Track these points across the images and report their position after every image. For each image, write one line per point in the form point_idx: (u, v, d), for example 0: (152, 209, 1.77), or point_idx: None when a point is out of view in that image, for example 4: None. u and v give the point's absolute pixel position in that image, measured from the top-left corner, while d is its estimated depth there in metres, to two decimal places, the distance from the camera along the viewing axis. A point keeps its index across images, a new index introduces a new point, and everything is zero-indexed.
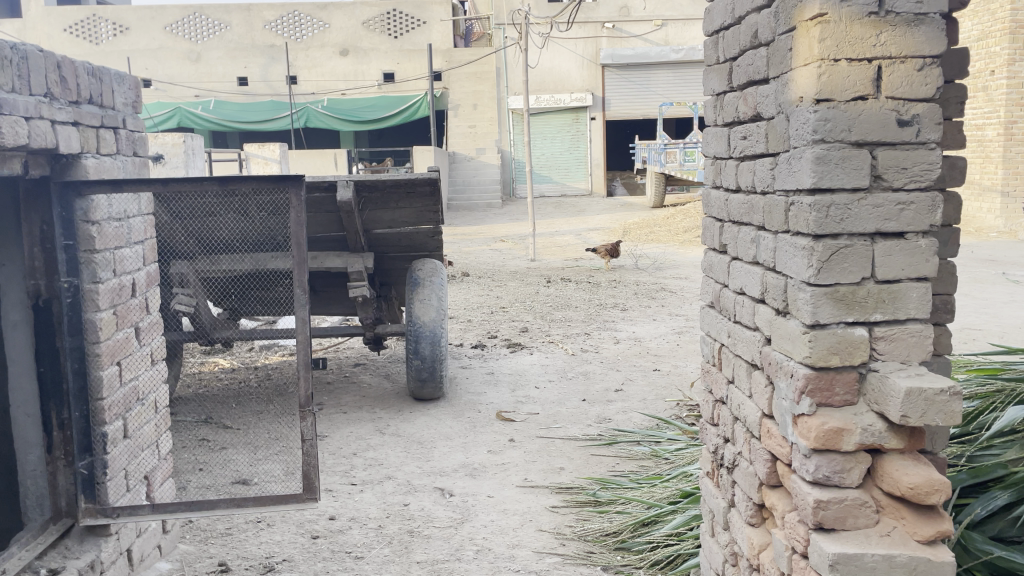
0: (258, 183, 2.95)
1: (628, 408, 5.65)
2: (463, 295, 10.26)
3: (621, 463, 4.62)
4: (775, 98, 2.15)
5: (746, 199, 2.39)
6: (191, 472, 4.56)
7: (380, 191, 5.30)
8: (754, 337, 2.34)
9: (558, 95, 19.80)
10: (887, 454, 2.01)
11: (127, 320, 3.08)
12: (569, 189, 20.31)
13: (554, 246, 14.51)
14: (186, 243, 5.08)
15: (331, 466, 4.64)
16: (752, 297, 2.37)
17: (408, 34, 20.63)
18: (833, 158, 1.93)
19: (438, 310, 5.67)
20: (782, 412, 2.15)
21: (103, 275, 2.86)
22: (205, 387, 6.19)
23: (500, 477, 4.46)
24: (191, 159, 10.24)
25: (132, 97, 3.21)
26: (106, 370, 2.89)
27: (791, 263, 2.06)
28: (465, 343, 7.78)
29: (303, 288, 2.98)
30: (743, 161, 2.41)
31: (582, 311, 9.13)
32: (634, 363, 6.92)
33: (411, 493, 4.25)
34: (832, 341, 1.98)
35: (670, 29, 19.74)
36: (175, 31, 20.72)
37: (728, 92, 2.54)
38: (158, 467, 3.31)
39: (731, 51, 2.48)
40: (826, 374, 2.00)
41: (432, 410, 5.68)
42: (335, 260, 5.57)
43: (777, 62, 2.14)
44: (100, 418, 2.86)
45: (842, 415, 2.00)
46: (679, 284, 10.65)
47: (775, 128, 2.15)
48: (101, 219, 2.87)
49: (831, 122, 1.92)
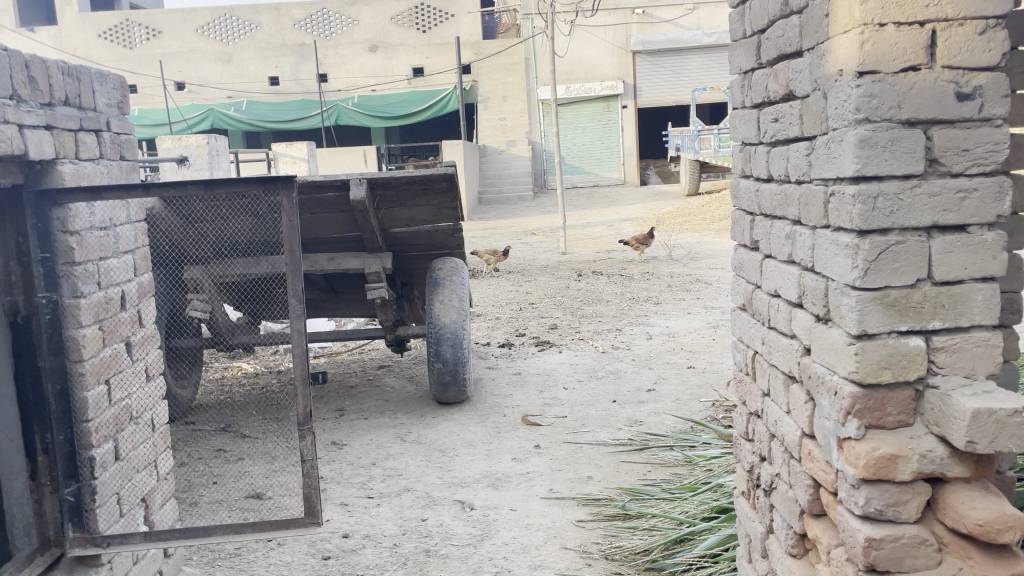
0: (247, 184, 2.74)
1: (661, 410, 5.36)
2: (492, 291, 10.03)
3: (654, 470, 4.34)
4: (810, 73, 1.87)
5: (780, 189, 2.10)
6: (204, 486, 4.38)
7: (395, 189, 5.05)
8: (791, 346, 2.06)
9: (588, 84, 19.46)
10: (950, 484, 1.73)
11: (117, 335, 2.89)
12: (601, 179, 19.94)
13: (585, 238, 14.20)
14: (199, 248, 4.91)
15: (349, 478, 4.44)
16: (788, 300, 2.09)
17: (436, 28, 20.43)
18: (880, 141, 1.64)
19: (459, 311, 5.45)
20: (825, 433, 1.87)
21: (85, 289, 2.68)
22: (227, 394, 6.03)
23: (524, 488, 4.22)
24: (216, 160, 9.93)
25: (117, 98, 3.01)
26: (92, 390, 2.71)
27: (832, 263, 1.79)
28: (492, 342, 7.55)
29: (297, 298, 2.77)
30: (775, 147, 2.13)
31: (614, 306, 8.84)
32: (668, 360, 6.62)
33: (430, 506, 4.03)
34: (882, 354, 1.71)
35: (702, 12, 19.18)
36: (207, 33, 20.80)
37: (757, 69, 2.25)
38: (157, 488, 3.13)
39: (759, 23, 2.19)
40: (876, 394, 1.72)
41: (456, 415, 5.45)
42: (352, 261, 5.38)
43: (811, 31, 1.85)
44: (86, 442, 2.68)
45: (895, 438, 1.73)
46: (715, 274, 10.28)
47: (810, 108, 1.87)
48: (81, 228, 2.68)
49: (876, 98, 1.63)
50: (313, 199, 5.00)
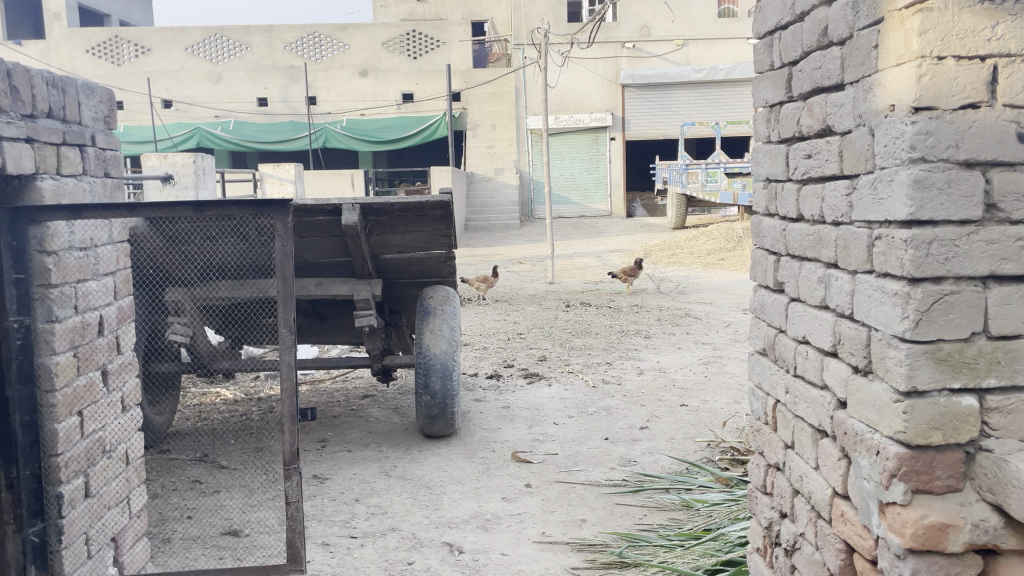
0: (239, 208, 2.58)
1: (655, 450, 5.20)
2: (478, 320, 9.87)
3: (650, 514, 4.17)
4: (852, 107, 1.79)
5: (812, 230, 1.99)
6: (178, 521, 4.15)
7: (388, 214, 4.90)
8: (822, 398, 1.93)
9: (577, 116, 19.45)
10: (1002, 556, 1.60)
11: (92, 363, 2.70)
12: (588, 211, 19.90)
13: (572, 269, 14.08)
14: (183, 270, 4.73)
15: (330, 516, 4.23)
16: (818, 348, 1.96)
17: (427, 55, 20.47)
18: (934, 182, 1.56)
19: (450, 342, 5.28)
20: (862, 495, 1.74)
21: (61, 313, 2.50)
22: (205, 421, 5.82)
23: (515, 531, 4.03)
24: (202, 178, 9.74)
25: (104, 111, 2.86)
26: (64, 422, 2.52)
27: (876, 311, 1.68)
28: (480, 373, 7.37)
29: (289, 328, 2.61)
30: (806, 184, 2.03)
31: (603, 339, 8.70)
32: (660, 397, 6.46)
33: (416, 549, 3.84)
34: (933, 413, 1.58)
35: (692, 48, 19.34)
36: (197, 52, 20.70)
37: (786, 102, 2.15)
38: (129, 526, 2.94)
39: (791, 54, 2.09)
40: (924, 455, 1.59)
41: (443, 449, 5.26)
42: (340, 287, 5.21)
43: (856, 63, 1.77)
44: (56, 478, 2.49)
45: (945, 505, 1.60)
46: (705, 309, 10.19)
47: (852, 145, 1.79)
48: (60, 248, 2.52)
49: (933, 136, 1.56)
50: (304, 222, 4.84)
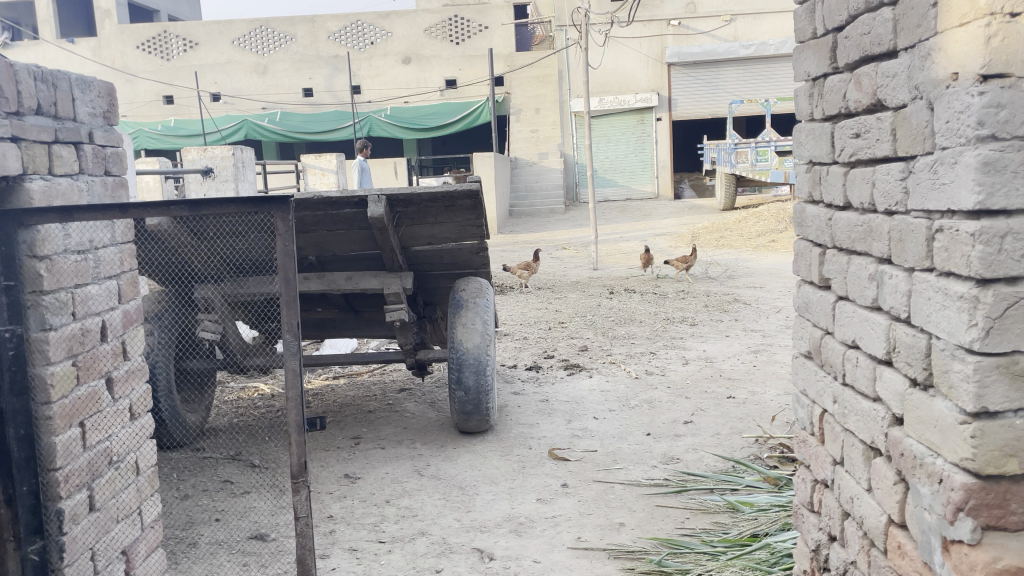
0: (238, 207, 2.47)
1: (699, 446, 4.95)
2: (520, 308, 9.68)
3: (692, 518, 3.94)
4: (907, 76, 1.54)
5: (861, 220, 1.75)
6: (206, 523, 4.03)
7: (416, 205, 4.72)
8: (875, 413, 1.69)
9: (622, 96, 19.05)
10: None
11: (95, 370, 2.58)
12: (634, 193, 19.52)
13: (617, 254, 13.77)
14: (211, 266, 4.57)
15: (360, 518, 4.10)
16: (869, 354, 1.72)
17: (469, 40, 20.28)
18: (1007, 165, 1.32)
19: (483, 335, 5.09)
20: (921, 526, 1.52)
21: (56, 320, 2.38)
22: (241, 417, 5.72)
23: (549, 535, 3.85)
24: (242, 171, 9.62)
25: (102, 106, 2.72)
26: (62, 434, 2.40)
27: (937, 316, 1.44)
28: (519, 364, 7.19)
29: (293, 332, 2.50)
30: (855, 168, 1.78)
31: (647, 326, 8.44)
32: (706, 389, 6.21)
33: (446, 555, 3.68)
34: (1007, 438, 1.36)
35: (740, 24, 18.76)
36: (243, 44, 20.83)
37: (831, 74, 1.89)
38: (141, 539, 2.81)
39: (835, 18, 1.83)
40: (996, 487, 1.37)
41: (478, 447, 5.09)
42: (371, 281, 5.07)
43: (909, 25, 1.53)
44: (54, 493, 2.37)
45: (1020, 543, 1.39)
46: (754, 294, 9.84)
47: (906, 121, 1.55)
48: (54, 252, 2.40)
49: (1004, 110, 1.33)
50: (330, 216, 4.69)
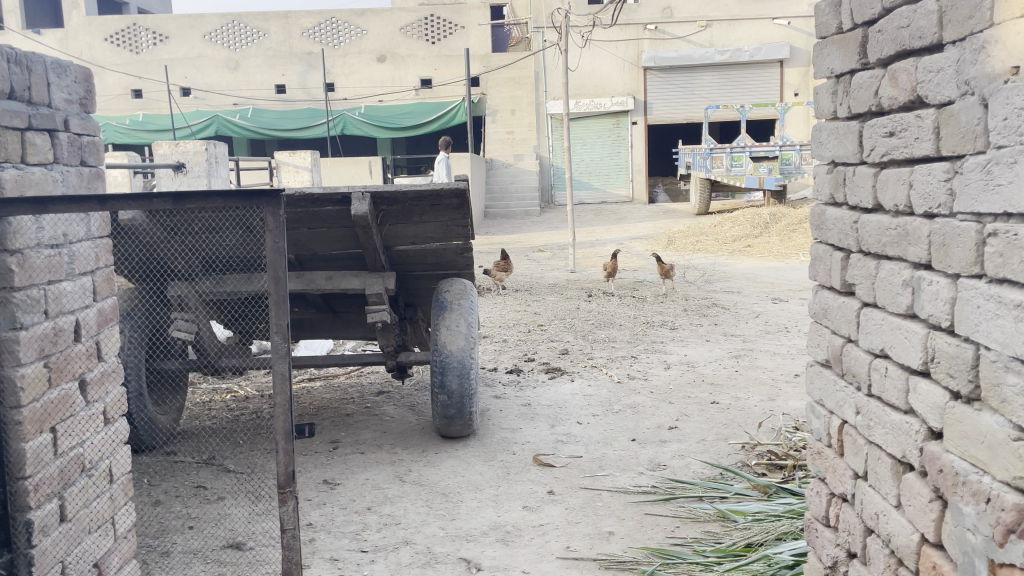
0: (225, 200, 2.34)
1: (686, 452, 4.88)
2: (497, 310, 9.56)
3: (682, 527, 3.85)
4: (953, 72, 1.51)
5: (897, 223, 1.72)
6: (178, 531, 3.86)
7: (401, 203, 4.60)
8: (907, 426, 1.65)
9: (598, 100, 19.04)
10: None
11: (67, 372, 2.42)
12: (609, 196, 19.49)
13: (593, 257, 13.69)
14: (186, 263, 4.40)
15: (340, 526, 3.97)
16: (902, 364, 1.69)
17: (445, 40, 20.22)
18: None
19: (467, 339, 4.97)
20: (963, 545, 1.48)
21: (28, 319, 2.24)
22: (213, 420, 5.54)
23: (537, 544, 3.74)
24: (215, 167, 9.40)
25: (79, 93, 2.57)
26: (32, 440, 2.25)
27: (987, 325, 1.41)
28: (499, 367, 7.07)
29: (281, 332, 2.38)
30: (888, 169, 1.76)
31: (627, 330, 8.36)
32: (689, 394, 6.14)
33: (431, 565, 3.55)
34: None
35: (715, 30, 18.82)
36: (214, 39, 20.55)
37: (859, 71, 1.86)
38: (114, 550, 2.66)
39: (866, 12, 1.79)
40: None
41: (461, 452, 4.97)
42: (352, 280, 4.93)
43: (958, 19, 1.49)
44: (23, 503, 2.22)
45: None
46: (732, 299, 9.81)
47: (954, 119, 1.52)
48: (25, 246, 2.25)
49: None
50: (313, 213, 4.55)
